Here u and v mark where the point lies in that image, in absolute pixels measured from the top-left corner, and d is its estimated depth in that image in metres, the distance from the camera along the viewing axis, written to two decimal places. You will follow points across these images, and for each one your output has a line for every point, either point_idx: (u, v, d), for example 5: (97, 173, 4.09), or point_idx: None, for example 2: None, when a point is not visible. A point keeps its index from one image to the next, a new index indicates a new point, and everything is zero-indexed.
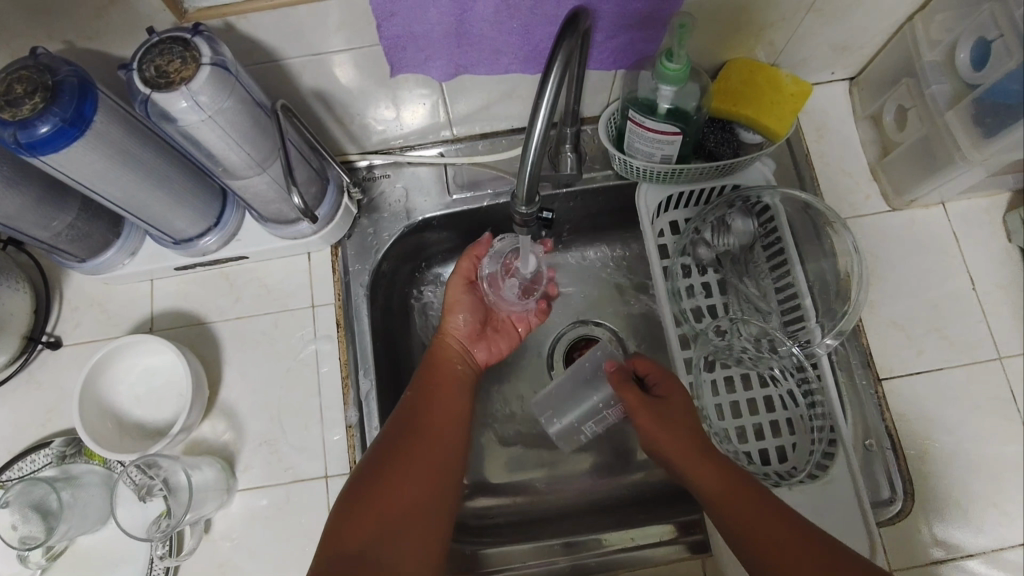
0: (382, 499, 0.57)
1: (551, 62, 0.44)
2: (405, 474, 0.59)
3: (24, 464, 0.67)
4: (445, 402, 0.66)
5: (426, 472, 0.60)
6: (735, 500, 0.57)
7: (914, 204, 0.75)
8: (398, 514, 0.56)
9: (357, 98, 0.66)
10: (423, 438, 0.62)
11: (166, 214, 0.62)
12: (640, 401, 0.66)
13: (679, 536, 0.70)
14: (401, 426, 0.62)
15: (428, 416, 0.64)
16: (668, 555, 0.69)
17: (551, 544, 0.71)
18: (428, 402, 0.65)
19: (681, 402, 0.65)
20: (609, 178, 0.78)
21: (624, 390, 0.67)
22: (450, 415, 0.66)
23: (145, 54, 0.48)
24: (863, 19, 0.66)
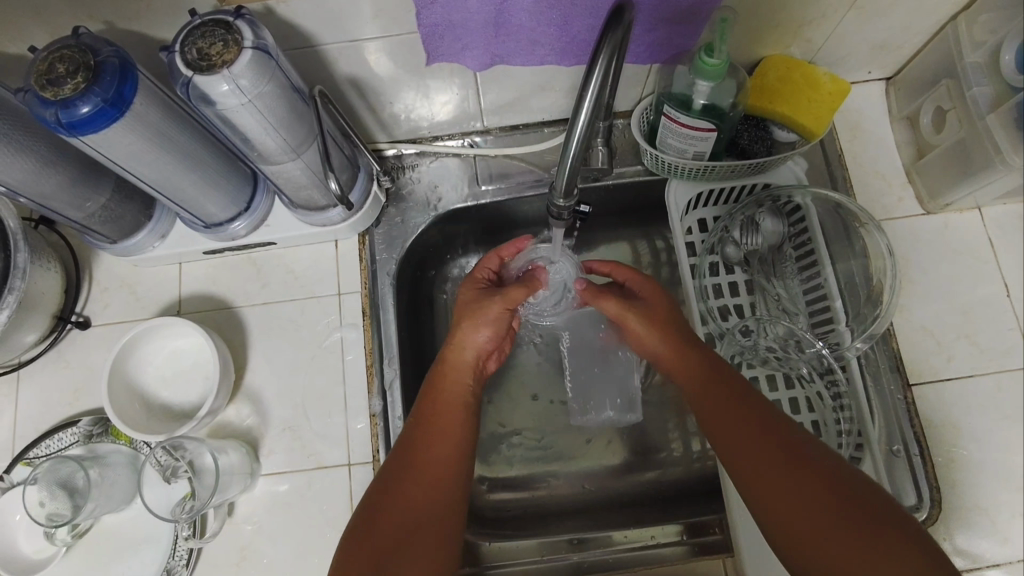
0: (394, 528, 0.55)
1: (596, 54, 0.43)
2: (417, 480, 0.58)
3: (50, 442, 0.68)
4: (451, 422, 0.63)
5: (427, 485, 0.58)
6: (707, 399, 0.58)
7: (949, 208, 0.74)
8: (402, 539, 0.55)
9: (390, 86, 0.66)
10: (427, 464, 0.59)
11: (198, 197, 0.63)
12: (620, 306, 0.67)
13: (687, 537, 0.70)
14: (400, 453, 0.60)
15: (429, 435, 0.61)
16: (679, 555, 0.69)
17: (561, 539, 0.71)
18: (430, 426, 0.62)
19: (664, 308, 0.66)
20: (639, 173, 0.77)
21: (604, 299, 0.67)
22: (461, 421, 0.63)
23: (187, 36, 0.47)
24: (905, 18, 0.64)
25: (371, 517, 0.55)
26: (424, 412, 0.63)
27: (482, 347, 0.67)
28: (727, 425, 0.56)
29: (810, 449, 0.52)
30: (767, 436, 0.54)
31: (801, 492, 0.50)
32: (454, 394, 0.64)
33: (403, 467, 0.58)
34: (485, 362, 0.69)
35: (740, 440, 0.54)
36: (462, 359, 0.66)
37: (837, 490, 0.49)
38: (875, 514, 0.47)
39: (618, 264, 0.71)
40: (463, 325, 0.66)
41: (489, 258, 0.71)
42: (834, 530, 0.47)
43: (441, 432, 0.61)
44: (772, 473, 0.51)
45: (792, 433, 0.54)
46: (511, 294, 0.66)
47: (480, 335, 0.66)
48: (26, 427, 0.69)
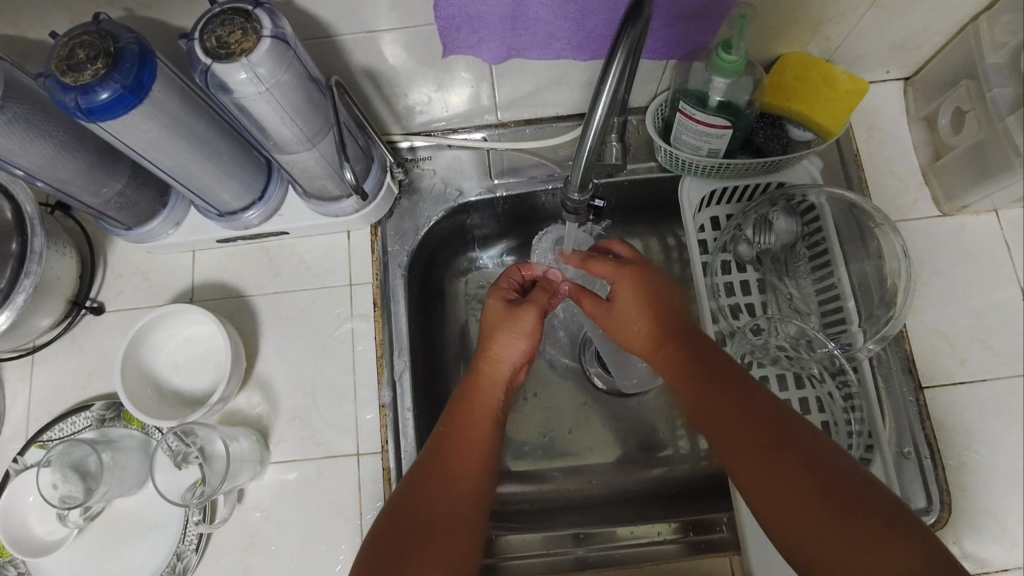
0: (416, 525, 0.55)
1: (614, 49, 0.43)
2: (443, 484, 0.58)
3: (63, 426, 0.68)
4: (479, 434, 0.62)
5: (454, 489, 0.58)
6: (711, 400, 0.56)
7: (965, 210, 0.73)
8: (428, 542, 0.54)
9: (405, 78, 0.66)
10: (450, 471, 0.58)
11: (213, 186, 0.63)
12: (595, 307, 0.70)
13: (680, 535, 0.70)
14: (425, 461, 0.59)
15: (456, 440, 0.60)
16: (672, 553, 0.69)
17: (563, 534, 0.71)
18: (458, 435, 0.61)
19: (628, 304, 0.66)
20: (652, 170, 0.77)
21: (581, 298, 0.72)
22: (489, 430, 0.63)
23: (207, 25, 0.48)
24: (926, 17, 0.64)
25: (399, 520, 0.55)
26: (451, 416, 0.62)
27: (517, 361, 0.67)
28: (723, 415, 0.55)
29: (820, 454, 0.50)
30: (762, 426, 0.53)
31: (792, 481, 0.49)
32: (484, 405, 0.64)
33: (423, 474, 0.58)
34: (519, 375, 0.69)
35: (736, 429, 0.54)
36: (497, 371, 0.66)
37: (832, 479, 0.49)
38: (866, 505, 0.47)
39: (586, 258, 0.69)
40: (497, 338, 0.67)
41: (513, 271, 0.72)
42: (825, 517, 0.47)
43: (467, 438, 0.61)
44: (766, 462, 0.51)
45: (799, 436, 0.52)
46: (538, 299, 0.68)
47: (516, 347, 0.67)
48: (40, 410, 0.70)
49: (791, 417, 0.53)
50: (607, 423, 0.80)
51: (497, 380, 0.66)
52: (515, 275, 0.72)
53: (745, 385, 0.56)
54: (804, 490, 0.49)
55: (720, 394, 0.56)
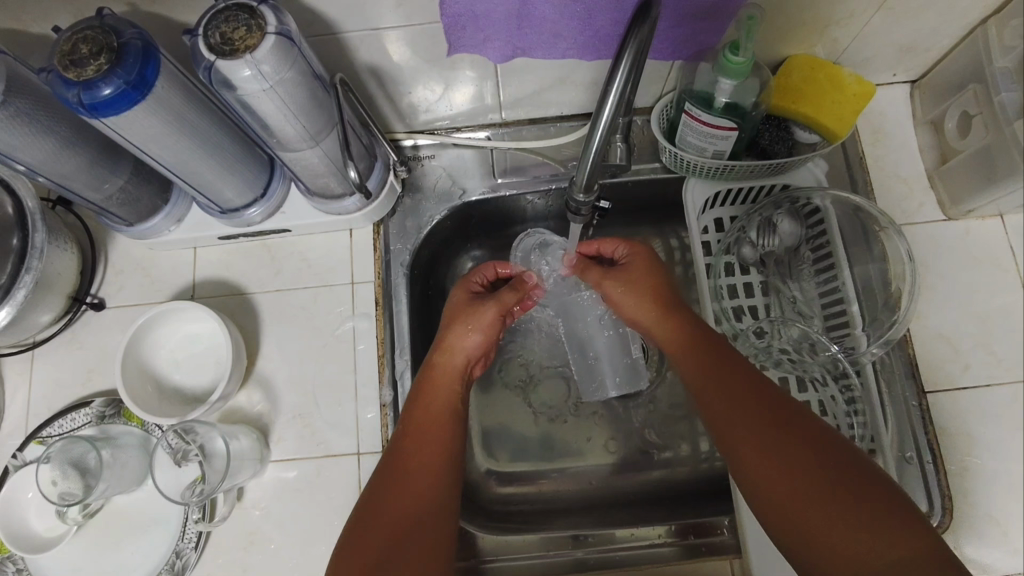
0: (384, 531, 0.54)
1: (622, 50, 0.43)
2: (407, 487, 0.57)
3: (64, 422, 0.68)
4: (435, 439, 0.61)
5: (419, 489, 0.57)
6: (719, 377, 0.56)
7: (971, 214, 0.73)
8: (399, 541, 0.54)
9: (409, 76, 0.66)
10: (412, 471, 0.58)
11: (215, 182, 0.63)
12: (601, 272, 0.68)
13: (677, 538, 0.70)
14: (388, 467, 0.59)
15: (414, 446, 0.60)
16: (671, 556, 0.69)
17: (562, 536, 0.70)
18: (418, 433, 0.61)
19: (639, 272, 0.66)
20: (656, 171, 0.76)
21: (587, 269, 0.70)
22: (448, 429, 0.62)
23: (212, 21, 0.47)
24: (934, 19, 0.63)
25: (366, 526, 0.55)
26: (410, 418, 0.62)
27: (471, 353, 0.67)
28: (720, 400, 0.55)
29: (824, 439, 0.51)
30: (763, 413, 0.53)
31: (784, 455, 0.50)
32: (439, 404, 0.63)
33: (385, 479, 0.58)
34: (474, 368, 0.69)
35: (734, 411, 0.54)
36: (450, 364, 0.66)
37: (832, 467, 0.49)
38: (858, 483, 0.48)
39: (601, 239, 0.71)
40: (453, 330, 0.67)
41: (485, 268, 0.73)
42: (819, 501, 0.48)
43: (425, 444, 0.60)
44: (762, 445, 0.51)
45: (805, 421, 0.52)
46: (504, 298, 0.68)
47: (470, 340, 0.67)
48: (40, 406, 0.70)
49: (789, 401, 0.54)
50: (607, 424, 0.80)
51: (450, 371, 0.65)
52: (489, 271, 0.73)
53: (742, 367, 0.57)
54: (800, 476, 0.49)
55: (720, 379, 0.56)
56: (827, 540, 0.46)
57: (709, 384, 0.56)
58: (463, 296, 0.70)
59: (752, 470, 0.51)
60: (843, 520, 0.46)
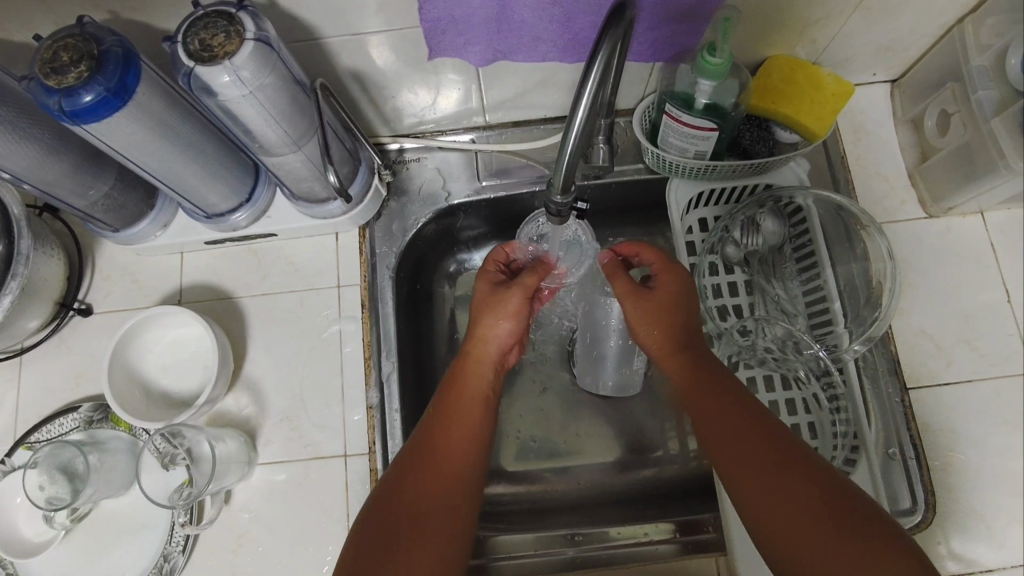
0: (403, 514, 0.55)
1: (596, 51, 0.44)
2: (433, 471, 0.58)
3: (52, 427, 0.68)
4: (468, 422, 0.62)
5: (442, 476, 0.58)
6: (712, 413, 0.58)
7: (951, 212, 0.73)
8: (415, 526, 0.54)
9: (392, 80, 0.66)
10: (442, 455, 0.59)
11: (200, 187, 0.63)
12: (628, 288, 0.66)
13: (678, 535, 0.70)
14: (416, 448, 0.59)
15: (449, 425, 0.61)
16: (670, 553, 0.69)
17: (556, 534, 0.71)
18: (449, 416, 0.61)
19: (668, 294, 0.64)
20: (640, 171, 0.77)
21: (615, 277, 0.67)
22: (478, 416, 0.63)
23: (190, 27, 0.48)
24: (910, 20, 0.64)
25: (389, 505, 0.55)
26: (444, 402, 0.63)
27: (504, 341, 0.66)
28: (720, 428, 0.56)
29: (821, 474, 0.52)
30: (764, 441, 0.54)
31: (781, 487, 0.51)
32: (475, 393, 0.64)
33: (414, 458, 0.58)
34: (508, 355, 0.68)
35: (737, 445, 0.55)
36: (486, 352, 0.66)
37: (829, 500, 0.50)
38: (852, 520, 0.48)
39: (641, 243, 0.68)
40: (486, 319, 0.66)
41: (497, 253, 0.71)
42: (818, 534, 0.48)
43: (451, 438, 0.60)
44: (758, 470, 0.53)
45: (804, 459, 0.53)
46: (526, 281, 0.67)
47: (501, 329, 0.66)
48: (28, 412, 0.70)
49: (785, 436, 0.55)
50: (595, 424, 0.81)
51: (484, 362, 0.65)
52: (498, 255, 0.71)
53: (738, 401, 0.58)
54: (796, 498, 0.50)
55: (725, 413, 0.57)
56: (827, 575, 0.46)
57: (712, 417, 0.57)
58: (489, 283, 0.69)
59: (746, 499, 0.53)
60: (841, 553, 0.47)
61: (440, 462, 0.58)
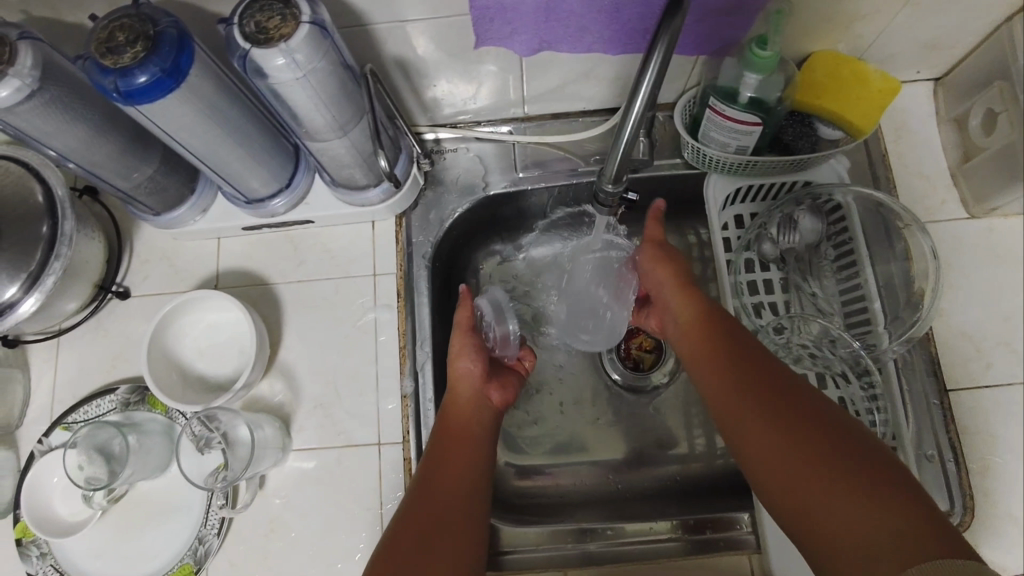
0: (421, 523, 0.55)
1: (655, 42, 0.44)
2: (444, 479, 0.59)
3: (89, 408, 0.69)
4: (469, 442, 0.63)
5: (454, 484, 0.59)
6: (717, 366, 0.59)
7: (994, 213, 0.73)
8: (428, 531, 0.55)
9: (436, 69, 0.66)
10: (452, 465, 0.60)
11: (243, 173, 0.63)
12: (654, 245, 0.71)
13: (681, 534, 0.70)
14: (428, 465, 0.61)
15: (452, 440, 0.63)
16: (671, 553, 0.69)
17: (567, 529, 0.71)
18: (449, 431, 0.64)
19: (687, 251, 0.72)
20: (677, 166, 0.76)
21: (647, 231, 0.72)
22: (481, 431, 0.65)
23: (246, 10, 0.48)
24: (961, 16, 0.63)
25: (406, 518, 0.56)
26: (440, 425, 0.65)
27: (474, 374, 0.68)
28: (726, 376, 0.58)
29: (815, 409, 0.52)
30: (767, 384, 0.55)
31: (778, 426, 0.52)
32: (467, 405, 0.66)
33: (433, 469, 0.60)
34: (488, 388, 0.69)
35: (762, 432, 0.53)
36: (460, 390, 0.67)
37: (839, 454, 0.48)
38: (842, 450, 0.48)
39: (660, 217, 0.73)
40: (454, 365, 0.69)
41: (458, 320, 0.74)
42: (815, 468, 0.48)
43: (461, 454, 0.62)
44: (759, 409, 0.54)
45: (802, 397, 0.53)
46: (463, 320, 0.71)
47: (466, 364, 0.68)
48: (65, 392, 0.71)
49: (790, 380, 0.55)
50: (625, 419, 0.80)
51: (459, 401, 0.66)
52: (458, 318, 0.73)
53: (745, 351, 0.59)
54: (791, 434, 0.51)
55: (730, 361, 0.58)
56: (817, 505, 0.47)
57: (726, 383, 0.57)
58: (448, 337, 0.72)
59: (750, 442, 0.53)
60: (833, 482, 0.47)
61: (452, 473, 0.60)
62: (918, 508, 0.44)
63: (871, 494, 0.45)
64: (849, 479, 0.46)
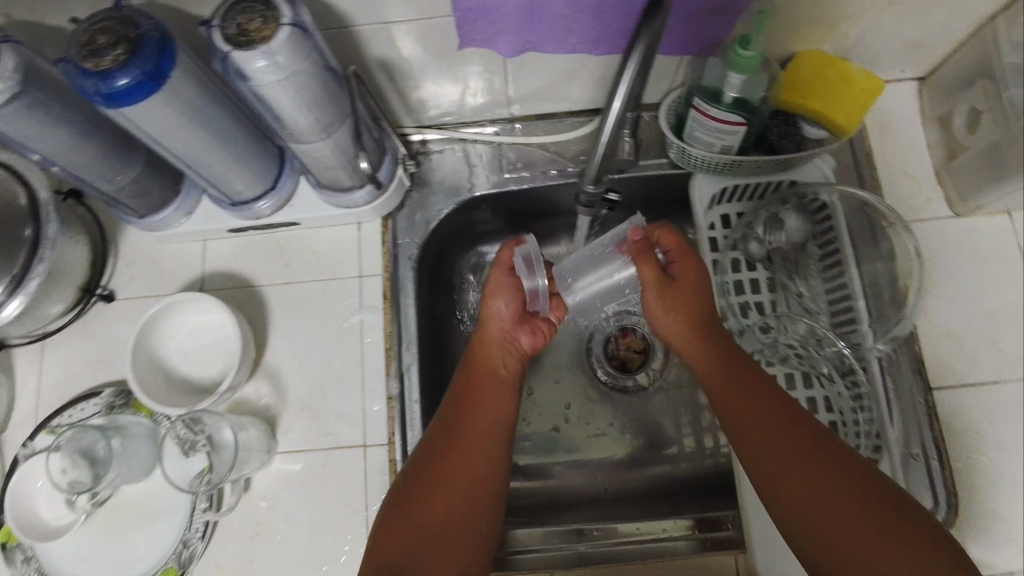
0: (425, 517, 0.58)
1: (637, 40, 0.44)
2: (452, 474, 0.59)
3: (73, 412, 0.68)
4: (483, 419, 0.63)
5: (463, 477, 0.60)
6: (735, 400, 0.60)
7: (978, 211, 0.73)
8: (439, 533, 0.57)
9: (421, 70, 0.66)
10: (463, 458, 0.60)
11: (226, 174, 0.63)
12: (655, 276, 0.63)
13: (694, 533, 0.70)
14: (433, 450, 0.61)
15: (466, 422, 0.62)
16: (682, 551, 0.69)
17: (566, 529, 0.71)
18: (465, 408, 0.63)
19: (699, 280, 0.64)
20: (663, 166, 0.76)
21: (642, 263, 0.64)
22: (495, 401, 0.64)
23: (227, 12, 0.48)
24: (945, 15, 0.63)
25: (408, 500, 0.58)
26: (456, 396, 0.64)
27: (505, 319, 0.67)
28: (746, 412, 0.59)
29: (831, 449, 0.55)
30: (789, 424, 0.57)
31: (803, 471, 0.54)
32: (487, 368, 0.65)
33: (433, 458, 0.60)
34: (519, 331, 0.68)
35: (778, 460, 0.55)
36: (490, 332, 0.67)
37: (863, 501, 0.52)
38: (867, 498, 0.52)
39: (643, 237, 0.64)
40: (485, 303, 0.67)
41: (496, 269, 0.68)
42: (846, 517, 0.51)
43: (464, 457, 0.60)
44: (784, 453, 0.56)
45: (818, 437, 0.56)
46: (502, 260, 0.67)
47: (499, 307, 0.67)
48: (51, 395, 0.70)
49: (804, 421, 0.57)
50: (614, 419, 0.80)
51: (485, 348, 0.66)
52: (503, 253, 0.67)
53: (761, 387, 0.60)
54: (818, 479, 0.54)
55: (750, 397, 0.59)
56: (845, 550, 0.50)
57: (748, 421, 0.58)
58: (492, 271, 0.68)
59: (773, 480, 0.55)
60: (862, 532, 0.50)
61: (462, 476, 0.60)
62: (944, 557, 0.48)
63: (901, 542, 0.49)
64: (878, 528, 0.50)
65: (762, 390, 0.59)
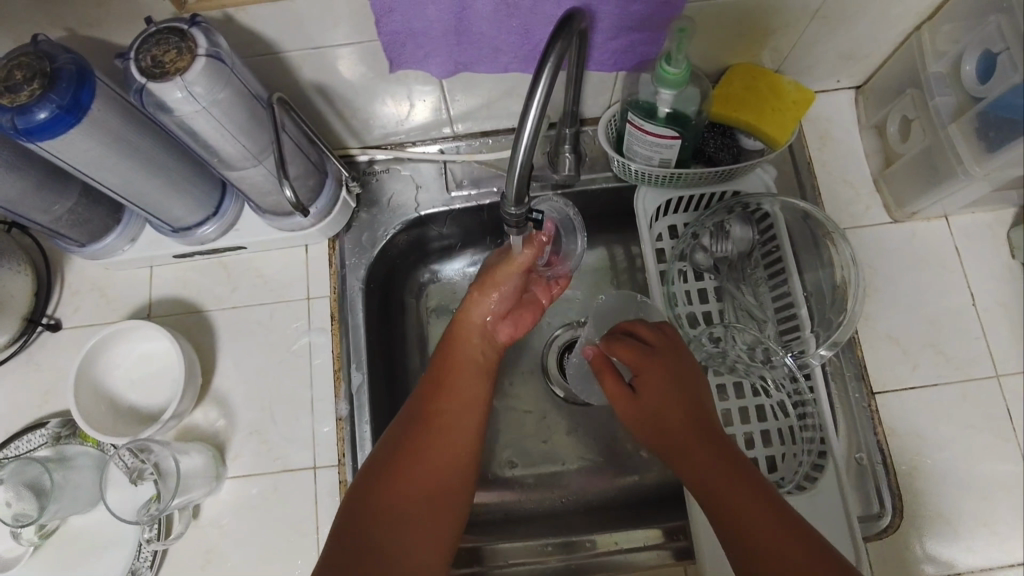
0: (391, 501, 0.58)
1: (546, 56, 0.44)
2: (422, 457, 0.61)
3: (19, 443, 0.68)
4: (461, 410, 0.65)
5: (437, 462, 0.62)
6: (674, 430, 0.60)
7: (916, 216, 0.74)
8: (411, 513, 0.59)
9: (357, 92, 0.67)
10: (436, 441, 0.63)
11: (161, 202, 0.63)
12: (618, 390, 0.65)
13: (664, 541, 0.71)
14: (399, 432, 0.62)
15: (441, 405, 0.64)
16: (651, 560, 0.70)
17: (545, 543, 0.72)
18: (442, 388, 0.65)
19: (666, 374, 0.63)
20: (608, 180, 0.77)
21: (603, 377, 0.67)
22: (470, 382, 0.66)
23: (142, 44, 0.48)
24: (869, 27, 0.65)
25: (375, 483, 0.59)
26: (434, 374, 0.67)
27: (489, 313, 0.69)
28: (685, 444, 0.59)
29: (759, 479, 0.55)
30: (725, 457, 0.56)
31: (738, 498, 0.54)
32: (465, 356, 0.68)
33: (404, 440, 0.61)
34: (502, 323, 0.70)
35: (715, 483, 0.55)
36: (470, 322, 0.69)
37: (788, 536, 0.51)
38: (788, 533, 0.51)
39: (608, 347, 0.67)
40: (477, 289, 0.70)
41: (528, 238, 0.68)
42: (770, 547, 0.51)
43: (432, 440, 0.62)
44: (720, 481, 0.55)
45: (748, 468, 0.56)
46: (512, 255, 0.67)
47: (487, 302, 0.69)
48: None
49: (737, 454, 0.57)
50: (569, 432, 0.80)
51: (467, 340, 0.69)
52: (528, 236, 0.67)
53: (700, 418, 0.60)
54: (747, 509, 0.53)
55: (691, 430, 0.59)
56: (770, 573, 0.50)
57: (687, 452, 0.58)
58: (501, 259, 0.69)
59: (712, 505, 0.55)
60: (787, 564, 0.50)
61: (418, 468, 0.60)
62: None
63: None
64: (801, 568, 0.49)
65: (715, 446, 0.57)
